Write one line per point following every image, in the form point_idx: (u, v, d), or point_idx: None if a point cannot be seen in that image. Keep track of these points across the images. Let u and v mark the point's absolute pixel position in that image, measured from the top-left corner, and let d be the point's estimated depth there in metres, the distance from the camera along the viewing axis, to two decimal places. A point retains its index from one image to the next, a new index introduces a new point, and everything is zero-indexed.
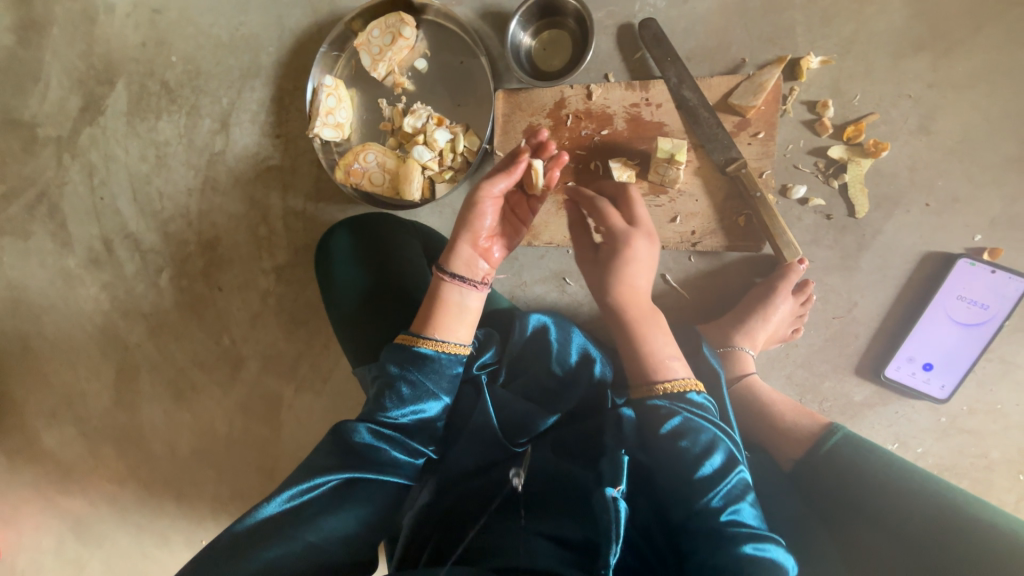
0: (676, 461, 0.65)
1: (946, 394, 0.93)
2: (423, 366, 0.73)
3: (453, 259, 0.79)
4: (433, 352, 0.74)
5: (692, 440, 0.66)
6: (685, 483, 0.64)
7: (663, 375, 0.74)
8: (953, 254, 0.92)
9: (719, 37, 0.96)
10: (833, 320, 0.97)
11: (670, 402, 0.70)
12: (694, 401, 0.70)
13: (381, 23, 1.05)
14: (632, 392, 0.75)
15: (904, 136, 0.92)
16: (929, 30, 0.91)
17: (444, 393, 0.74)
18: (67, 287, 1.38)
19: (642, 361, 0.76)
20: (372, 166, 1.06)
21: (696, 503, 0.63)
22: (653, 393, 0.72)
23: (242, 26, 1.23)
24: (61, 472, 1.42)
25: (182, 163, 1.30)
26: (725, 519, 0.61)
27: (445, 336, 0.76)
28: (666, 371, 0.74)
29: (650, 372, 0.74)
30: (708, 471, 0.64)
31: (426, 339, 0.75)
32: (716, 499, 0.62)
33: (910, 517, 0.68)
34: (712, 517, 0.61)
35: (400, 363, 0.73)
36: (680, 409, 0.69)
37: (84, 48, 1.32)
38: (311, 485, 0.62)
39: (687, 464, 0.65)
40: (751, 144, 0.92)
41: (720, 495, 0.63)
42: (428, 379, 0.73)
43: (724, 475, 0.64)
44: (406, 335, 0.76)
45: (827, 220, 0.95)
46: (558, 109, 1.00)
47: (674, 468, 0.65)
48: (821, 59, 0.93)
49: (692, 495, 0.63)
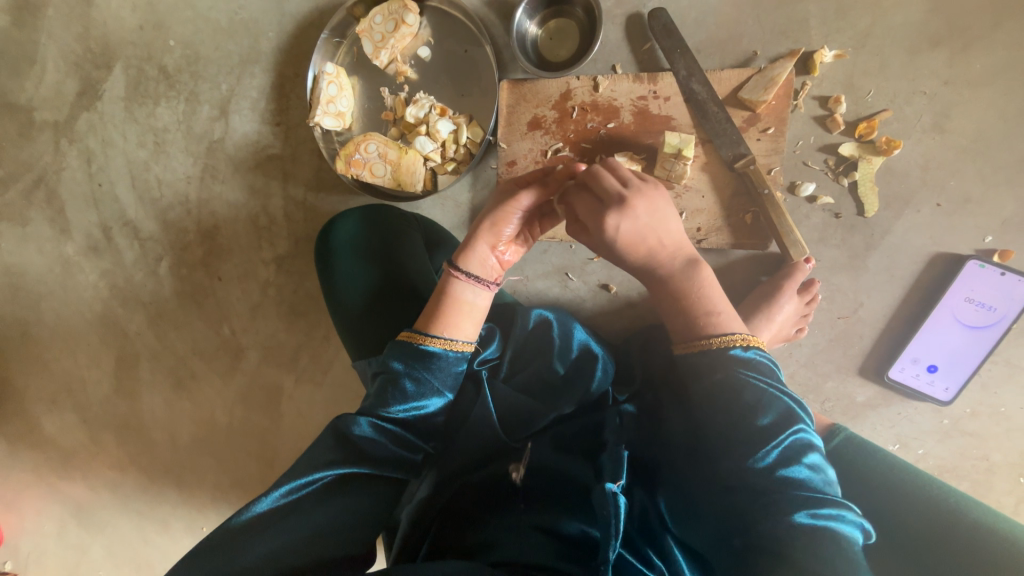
0: (724, 417, 0.58)
1: (949, 396, 0.92)
2: (427, 362, 0.72)
3: (469, 256, 0.78)
4: (439, 349, 0.73)
5: (747, 393, 0.58)
6: (736, 437, 0.57)
7: (713, 329, 0.66)
8: (962, 255, 0.90)
9: (730, 29, 0.94)
10: (838, 320, 0.96)
11: (720, 357, 0.62)
12: (744, 355, 0.62)
13: (384, 9, 1.02)
14: (676, 347, 0.68)
15: (917, 134, 0.90)
16: (947, 24, 0.88)
17: (448, 389, 0.74)
18: (66, 274, 1.37)
19: (686, 319, 0.68)
20: (374, 157, 1.03)
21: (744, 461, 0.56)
22: (704, 347, 0.64)
23: (242, 10, 1.21)
24: (62, 459, 1.42)
25: (180, 151, 1.28)
26: (781, 476, 0.54)
27: (453, 333, 0.75)
28: (715, 325, 0.66)
29: (696, 328, 0.66)
30: (764, 425, 0.57)
31: (432, 337, 0.74)
32: (773, 454, 0.55)
33: (912, 519, 0.68)
34: (764, 476, 0.55)
35: (404, 359, 0.72)
36: (731, 362, 0.61)
37: (80, 30, 1.30)
38: (309, 479, 0.62)
39: (739, 417, 0.57)
40: (760, 140, 0.91)
41: (776, 447, 0.56)
42: (433, 376, 0.72)
43: (781, 431, 0.56)
44: (412, 332, 0.75)
45: (835, 218, 0.93)
46: (564, 101, 0.98)
47: (724, 421, 0.58)
48: (835, 54, 0.90)
49: (745, 453, 0.56)
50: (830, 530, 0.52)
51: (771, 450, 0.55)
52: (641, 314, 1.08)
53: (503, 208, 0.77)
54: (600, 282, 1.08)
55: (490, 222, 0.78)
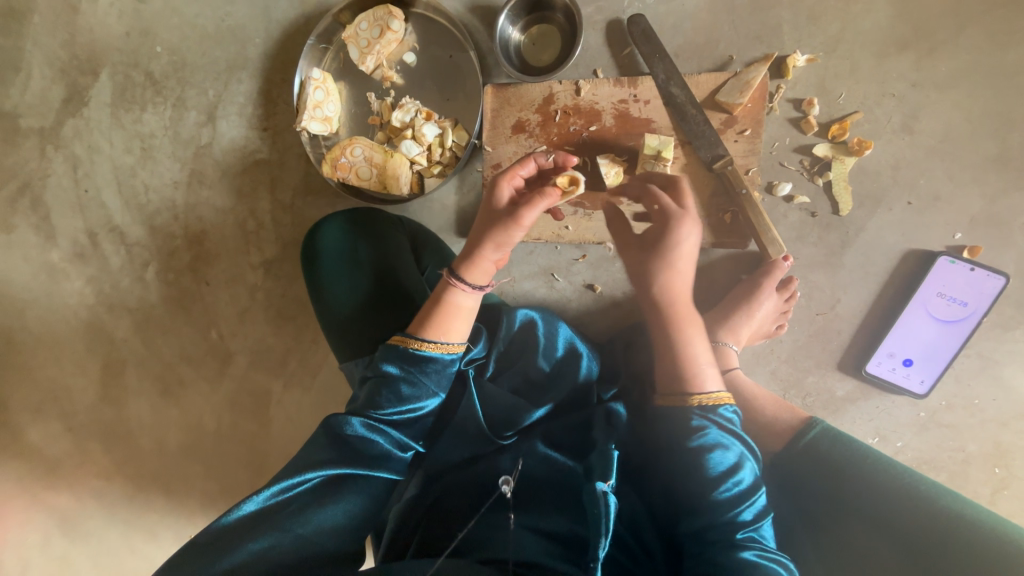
0: (698, 477, 0.64)
1: (925, 389, 0.95)
2: (422, 367, 0.74)
3: (473, 268, 0.77)
4: (437, 353, 0.74)
5: (722, 458, 0.64)
6: (705, 496, 0.64)
7: (694, 386, 0.70)
8: (933, 251, 0.93)
9: (707, 34, 0.97)
10: (817, 316, 0.98)
11: (702, 415, 0.67)
12: (726, 416, 0.68)
13: (369, 16, 1.03)
14: (659, 398, 0.73)
15: (887, 135, 0.93)
16: (913, 29, 0.91)
17: (442, 391, 0.76)
18: (51, 280, 1.36)
19: (675, 369, 0.72)
20: (360, 161, 1.04)
21: (711, 514, 0.62)
22: (688, 407, 0.69)
23: (228, 16, 1.22)
24: (47, 468, 1.40)
25: (167, 156, 1.28)
26: (740, 536, 0.60)
27: (450, 337, 0.76)
28: (699, 381, 0.70)
29: (681, 381, 0.71)
30: (729, 490, 0.63)
31: (426, 341, 0.74)
32: (745, 513, 0.62)
33: (904, 517, 0.67)
34: (731, 530, 0.61)
35: (400, 363, 0.73)
36: (711, 423, 0.67)
37: (66, 37, 1.30)
38: (299, 480, 0.62)
39: (711, 480, 0.63)
40: (737, 142, 0.93)
41: (751, 507, 0.63)
42: (428, 378, 0.74)
43: (751, 493, 0.63)
44: (404, 337, 0.75)
45: (811, 217, 0.96)
46: (547, 105, 1.00)
47: (696, 480, 0.64)
48: (806, 58, 0.93)
49: (712, 508, 0.62)
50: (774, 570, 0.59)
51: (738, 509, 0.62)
52: (627, 313, 1.09)
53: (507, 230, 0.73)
54: (585, 282, 1.10)
55: (495, 242, 0.74)
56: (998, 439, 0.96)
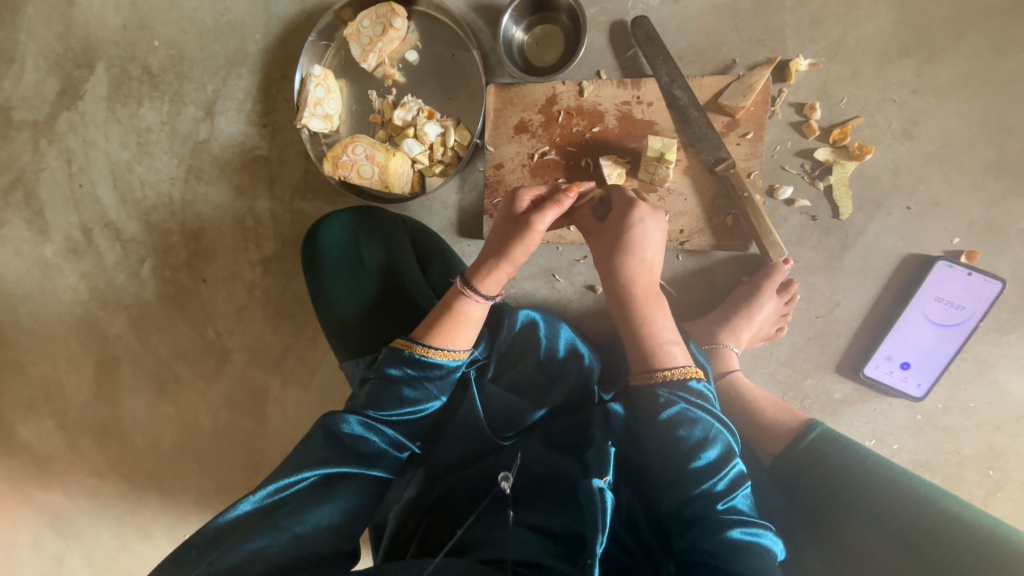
0: (672, 452, 0.65)
1: (922, 392, 0.96)
2: (426, 371, 0.73)
3: (486, 275, 0.76)
4: (441, 359, 0.74)
5: (689, 430, 0.65)
6: (680, 472, 0.64)
7: (663, 363, 0.71)
8: (931, 256, 0.94)
9: (710, 38, 0.97)
10: (816, 319, 0.99)
11: (669, 393, 0.67)
12: (694, 389, 0.68)
13: (371, 13, 1.03)
14: (631, 376, 0.74)
15: (887, 140, 0.94)
16: (914, 35, 0.92)
17: (443, 395, 0.76)
18: (44, 276, 1.34)
19: (644, 348, 0.73)
20: (361, 159, 1.02)
21: (691, 490, 0.63)
22: (653, 381, 0.70)
23: (228, 11, 1.20)
24: (38, 466, 1.38)
25: (164, 151, 1.27)
26: (722, 507, 0.62)
27: (455, 344, 0.76)
28: (667, 358, 0.72)
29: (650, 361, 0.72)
30: (703, 461, 0.64)
31: (433, 348, 0.74)
32: (716, 485, 0.63)
33: (896, 517, 0.68)
34: (710, 505, 0.62)
35: (402, 366, 0.73)
36: (679, 399, 0.67)
37: (61, 29, 1.28)
38: (296, 479, 0.62)
39: (682, 453, 0.64)
40: (740, 145, 0.93)
41: (722, 479, 0.64)
42: (431, 384, 0.74)
43: (721, 467, 0.64)
44: (408, 342, 0.74)
45: (812, 221, 0.96)
46: (550, 105, 1.00)
47: (671, 455, 0.65)
48: (809, 62, 0.93)
49: (686, 483, 0.63)
50: (757, 544, 0.60)
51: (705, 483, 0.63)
52: None
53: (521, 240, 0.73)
54: (586, 283, 1.10)
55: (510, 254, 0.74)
56: (994, 442, 0.98)
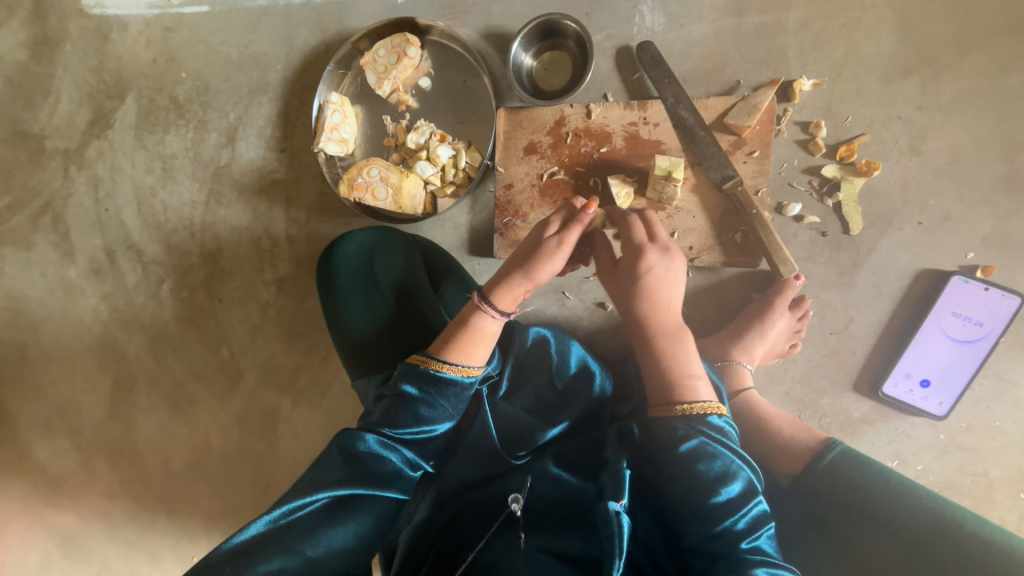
0: (693, 486, 0.64)
1: (944, 411, 0.93)
2: (441, 388, 0.74)
3: (505, 293, 0.77)
4: (456, 376, 0.74)
5: (711, 465, 0.64)
6: (699, 506, 0.63)
7: (686, 397, 0.69)
8: (946, 271, 0.93)
9: (714, 60, 1.00)
10: (831, 336, 0.98)
11: (689, 426, 0.66)
12: (715, 425, 0.66)
13: (387, 43, 1.07)
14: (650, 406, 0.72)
15: (895, 156, 0.94)
16: (916, 55, 0.94)
17: (456, 414, 0.76)
18: (68, 297, 1.39)
19: (664, 380, 0.72)
20: (376, 181, 1.05)
21: (715, 526, 0.62)
22: (673, 413, 0.68)
23: (252, 44, 1.27)
24: (52, 486, 1.39)
25: (187, 176, 1.32)
26: (745, 546, 0.60)
27: (470, 361, 0.77)
28: (690, 391, 0.70)
29: (672, 393, 0.70)
30: (724, 497, 0.63)
31: (448, 363, 0.75)
32: (737, 523, 0.62)
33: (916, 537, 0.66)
34: (734, 544, 0.60)
35: (419, 384, 0.73)
36: (699, 432, 0.66)
37: (95, 64, 1.36)
38: (307, 501, 0.61)
39: (704, 488, 0.63)
40: (746, 163, 0.95)
41: (742, 516, 0.62)
42: (446, 401, 0.74)
43: (740, 504, 0.63)
44: (425, 357, 0.75)
45: (822, 237, 0.96)
46: (558, 127, 1.03)
47: (692, 490, 0.64)
48: (813, 83, 0.96)
49: (705, 519, 0.62)
50: None
51: (728, 518, 0.62)
52: None
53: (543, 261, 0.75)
54: (596, 300, 1.10)
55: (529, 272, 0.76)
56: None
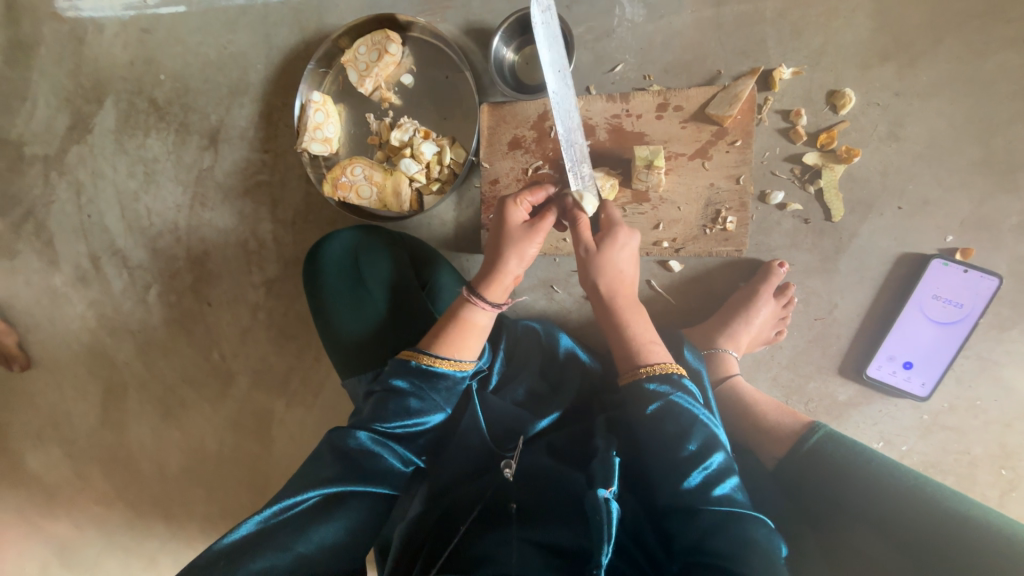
0: (670, 469, 0.64)
1: (926, 391, 0.95)
2: (432, 381, 0.74)
3: (494, 287, 0.79)
4: (448, 369, 0.75)
5: (677, 423, 0.65)
6: (667, 463, 0.64)
7: (647, 359, 0.72)
8: (926, 254, 0.94)
9: (695, 51, 1.00)
10: (816, 321, 0.99)
11: (656, 385, 0.69)
12: (685, 386, 0.69)
13: (367, 41, 1.06)
14: (620, 377, 0.74)
15: (875, 142, 0.95)
16: (893, 41, 0.94)
17: (449, 407, 0.77)
18: (54, 305, 1.37)
19: (628, 346, 0.74)
20: (360, 179, 1.06)
21: (679, 483, 0.63)
22: (640, 376, 0.70)
23: (231, 44, 1.25)
24: (45, 495, 1.39)
25: (170, 180, 1.31)
26: (714, 495, 0.62)
27: (461, 354, 0.77)
28: (650, 354, 0.73)
29: (636, 357, 0.73)
30: (689, 452, 0.64)
31: (440, 358, 0.75)
32: (695, 477, 0.63)
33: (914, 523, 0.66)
34: (698, 498, 0.62)
35: (410, 378, 0.74)
36: (665, 391, 0.68)
37: (72, 67, 1.33)
38: (300, 498, 0.62)
39: (677, 468, 0.64)
40: (729, 153, 0.94)
41: (702, 471, 0.63)
42: (437, 394, 0.75)
43: (705, 457, 0.64)
44: (413, 351, 0.75)
45: (805, 224, 0.97)
46: (542, 121, 1.03)
47: (664, 482, 0.64)
48: (792, 71, 0.96)
49: (677, 477, 0.63)
50: (755, 542, 0.59)
51: (696, 473, 0.63)
52: None
53: (526, 242, 0.79)
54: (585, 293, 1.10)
55: (518, 255, 0.79)
56: (1003, 440, 0.96)
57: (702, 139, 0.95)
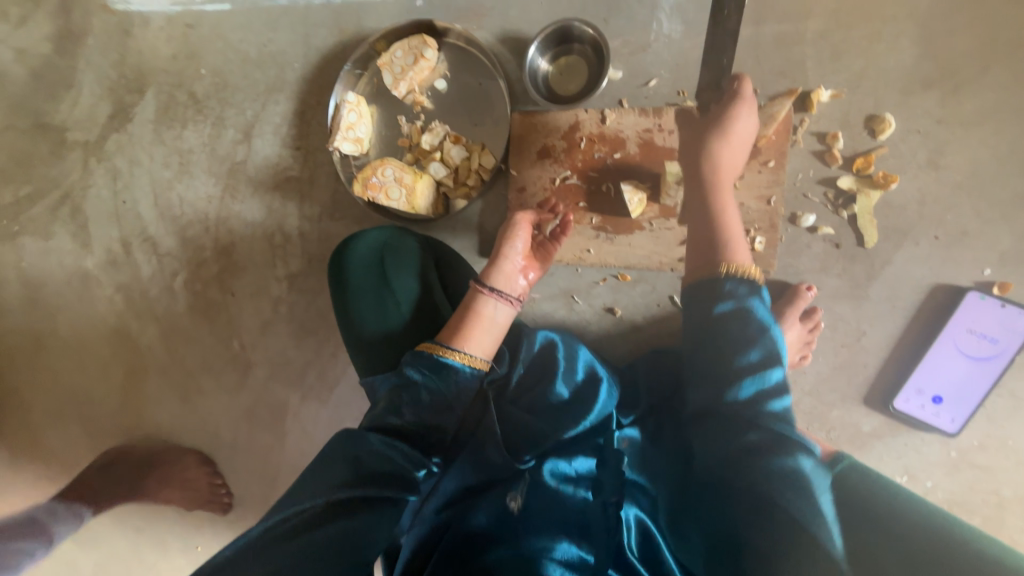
0: (727, 408, 0.57)
1: (956, 427, 0.92)
2: (443, 376, 0.76)
3: (492, 276, 0.88)
4: (459, 364, 0.78)
5: (748, 327, 0.61)
6: (726, 364, 0.59)
7: (727, 258, 0.68)
8: (961, 287, 0.92)
9: (731, 69, 0.98)
10: (842, 348, 0.97)
11: (731, 285, 0.63)
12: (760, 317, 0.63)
13: (404, 45, 1.08)
14: (693, 268, 0.69)
15: (913, 170, 0.93)
16: (938, 67, 0.93)
17: (460, 405, 0.76)
18: (83, 287, 1.41)
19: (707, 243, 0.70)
20: (390, 181, 1.05)
21: (726, 390, 0.58)
22: (715, 272, 0.65)
23: (271, 42, 1.28)
24: (62, 471, 1.42)
25: (203, 171, 1.34)
26: (766, 403, 0.56)
27: (471, 348, 0.81)
28: (731, 253, 0.69)
29: (713, 253, 0.68)
30: (750, 359, 0.59)
31: (452, 351, 0.79)
32: (750, 387, 0.58)
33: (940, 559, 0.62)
34: (750, 390, 0.57)
35: (422, 370, 0.76)
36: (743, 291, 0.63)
37: (117, 58, 1.38)
38: (308, 503, 0.60)
39: (733, 397, 0.57)
40: (761, 173, 0.94)
41: (756, 380, 0.58)
42: (447, 389, 0.76)
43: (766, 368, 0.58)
44: (431, 343, 0.80)
45: (836, 248, 0.95)
46: (573, 132, 1.04)
47: (717, 418, 0.58)
48: (831, 93, 0.94)
49: (730, 383, 0.58)
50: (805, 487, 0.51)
51: (754, 377, 0.58)
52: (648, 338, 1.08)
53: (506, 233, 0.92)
54: (606, 305, 1.09)
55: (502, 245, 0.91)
56: None
57: None
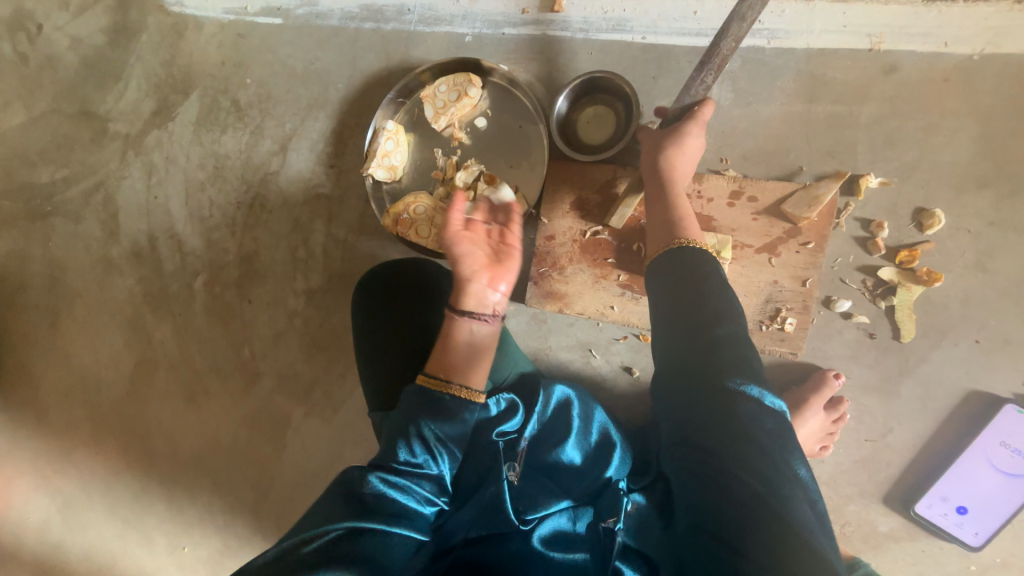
0: (720, 434, 0.56)
1: (979, 542, 0.88)
2: (439, 412, 0.70)
3: (461, 302, 0.76)
4: (454, 398, 0.71)
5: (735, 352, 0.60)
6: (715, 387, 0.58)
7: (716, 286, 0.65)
8: (999, 396, 0.88)
9: (779, 143, 0.96)
10: (866, 442, 0.93)
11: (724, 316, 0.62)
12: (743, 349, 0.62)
13: (449, 80, 1.08)
14: (679, 294, 0.66)
15: (959, 269, 0.90)
16: (994, 168, 0.90)
17: (458, 440, 0.72)
18: (105, 274, 1.43)
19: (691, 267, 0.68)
20: (420, 219, 1.07)
21: (722, 410, 0.57)
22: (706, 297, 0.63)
23: (318, 60, 1.29)
24: (61, 453, 1.43)
25: (236, 177, 1.35)
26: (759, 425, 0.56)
27: (464, 380, 0.73)
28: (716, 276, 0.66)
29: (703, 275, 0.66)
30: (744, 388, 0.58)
31: (445, 385, 0.72)
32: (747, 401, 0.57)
33: None
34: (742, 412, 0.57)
35: (417, 406, 0.71)
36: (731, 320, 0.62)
37: (167, 57, 1.41)
38: (310, 535, 0.59)
39: (732, 426, 0.56)
40: (799, 253, 0.91)
41: (750, 404, 0.58)
42: (444, 426, 0.70)
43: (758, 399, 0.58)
44: (423, 377, 0.73)
45: (869, 338, 0.92)
46: (608, 187, 1.03)
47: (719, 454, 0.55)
48: (881, 180, 0.92)
49: (723, 407, 0.57)
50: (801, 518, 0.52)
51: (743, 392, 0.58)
52: None
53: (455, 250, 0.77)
54: (623, 364, 1.07)
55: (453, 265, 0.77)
56: None
57: (773, 235, 0.92)
